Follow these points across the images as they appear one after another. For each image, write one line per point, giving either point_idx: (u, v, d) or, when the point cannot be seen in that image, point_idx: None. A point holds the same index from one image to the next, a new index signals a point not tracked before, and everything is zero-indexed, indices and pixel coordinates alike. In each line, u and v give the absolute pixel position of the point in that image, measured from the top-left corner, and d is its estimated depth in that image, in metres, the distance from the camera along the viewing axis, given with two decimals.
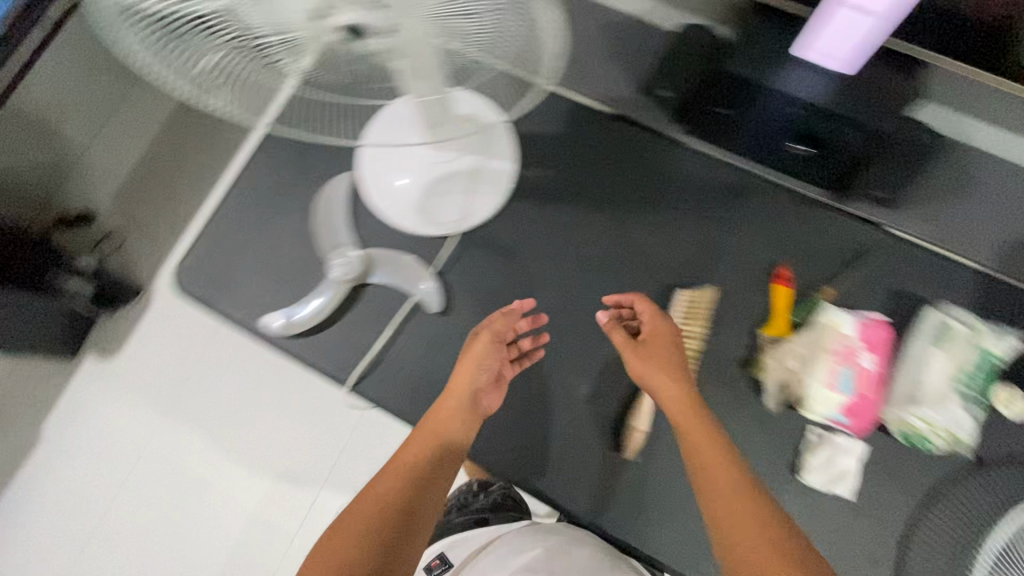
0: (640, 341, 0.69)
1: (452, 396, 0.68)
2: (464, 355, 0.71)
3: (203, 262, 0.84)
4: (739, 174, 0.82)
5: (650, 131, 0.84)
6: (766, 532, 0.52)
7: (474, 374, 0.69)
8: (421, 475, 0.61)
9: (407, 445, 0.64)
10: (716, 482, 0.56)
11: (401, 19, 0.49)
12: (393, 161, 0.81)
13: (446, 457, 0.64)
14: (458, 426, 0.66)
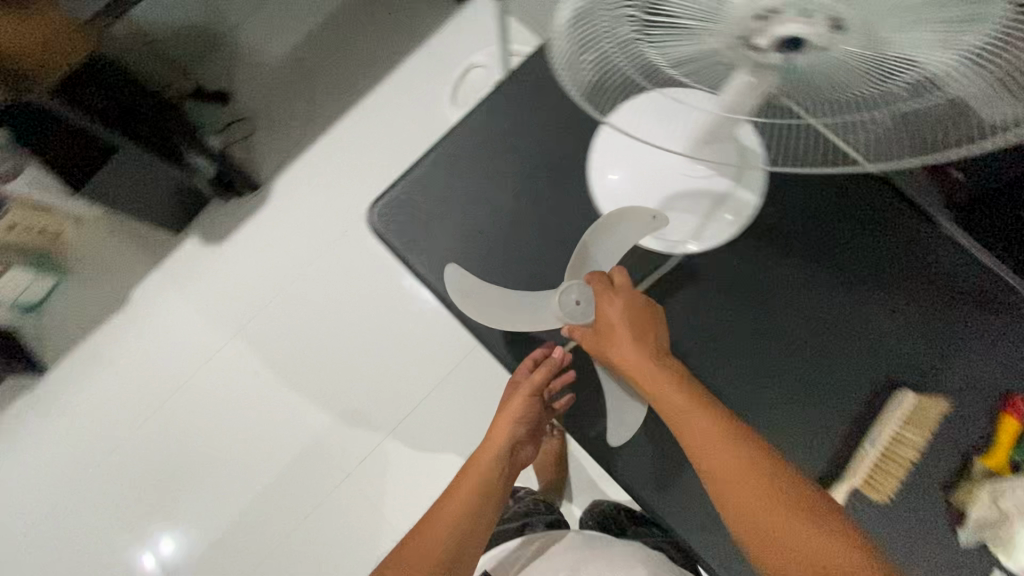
0: (618, 323, 0.70)
1: (494, 446, 0.79)
2: (504, 413, 0.81)
3: (409, 209, 0.83)
4: (1006, 284, 0.73)
5: (915, 206, 0.76)
6: (772, 508, 0.58)
7: (510, 426, 0.80)
8: (477, 516, 0.72)
9: (467, 475, 0.77)
10: (712, 457, 0.62)
11: (841, 42, 0.42)
12: (640, 163, 0.76)
13: (487, 492, 0.75)
14: (504, 469, 0.78)
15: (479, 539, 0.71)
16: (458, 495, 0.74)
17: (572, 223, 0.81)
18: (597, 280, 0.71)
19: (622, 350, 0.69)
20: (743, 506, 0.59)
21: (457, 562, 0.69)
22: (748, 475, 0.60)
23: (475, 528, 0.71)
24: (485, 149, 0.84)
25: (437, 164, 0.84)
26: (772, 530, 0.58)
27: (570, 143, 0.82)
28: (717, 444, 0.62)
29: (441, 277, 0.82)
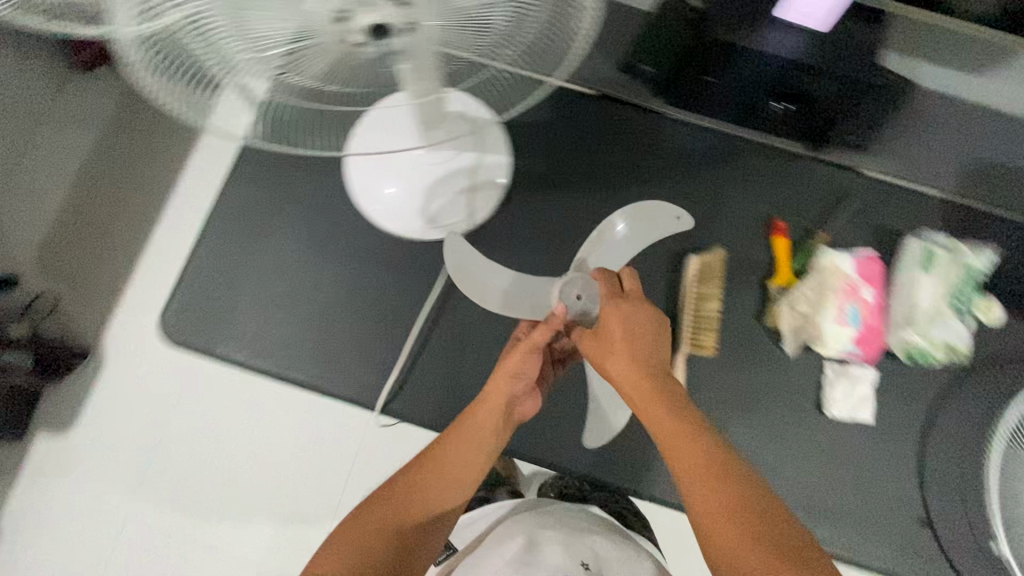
0: (619, 305, 0.61)
1: (488, 415, 0.64)
2: (507, 358, 0.66)
3: (192, 308, 0.78)
4: (725, 137, 0.86)
5: (635, 106, 0.87)
6: (728, 502, 0.49)
7: (509, 384, 0.66)
8: (463, 482, 0.62)
9: (450, 446, 0.63)
10: (682, 453, 0.52)
11: (424, 15, 0.47)
12: (390, 168, 0.79)
13: (474, 464, 0.63)
14: (499, 432, 0.65)
15: (458, 498, 0.62)
16: (442, 459, 0.62)
17: (358, 249, 0.81)
18: (603, 279, 0.65)
19: (630, 330, 0.59)
20: (705, 490, 0.50)
21: (441, 512, 0.59)
22: (704, 456, 0.52)
23: (460, 483, 0.62)
24: (243, 218, 0.80)
25: (205, 245, 0.79)
26: (743, 537, 0.47)
27: (325, 172, 0.81)
28: (672, 435, 0.54)
29: (257, 353, 0.78)
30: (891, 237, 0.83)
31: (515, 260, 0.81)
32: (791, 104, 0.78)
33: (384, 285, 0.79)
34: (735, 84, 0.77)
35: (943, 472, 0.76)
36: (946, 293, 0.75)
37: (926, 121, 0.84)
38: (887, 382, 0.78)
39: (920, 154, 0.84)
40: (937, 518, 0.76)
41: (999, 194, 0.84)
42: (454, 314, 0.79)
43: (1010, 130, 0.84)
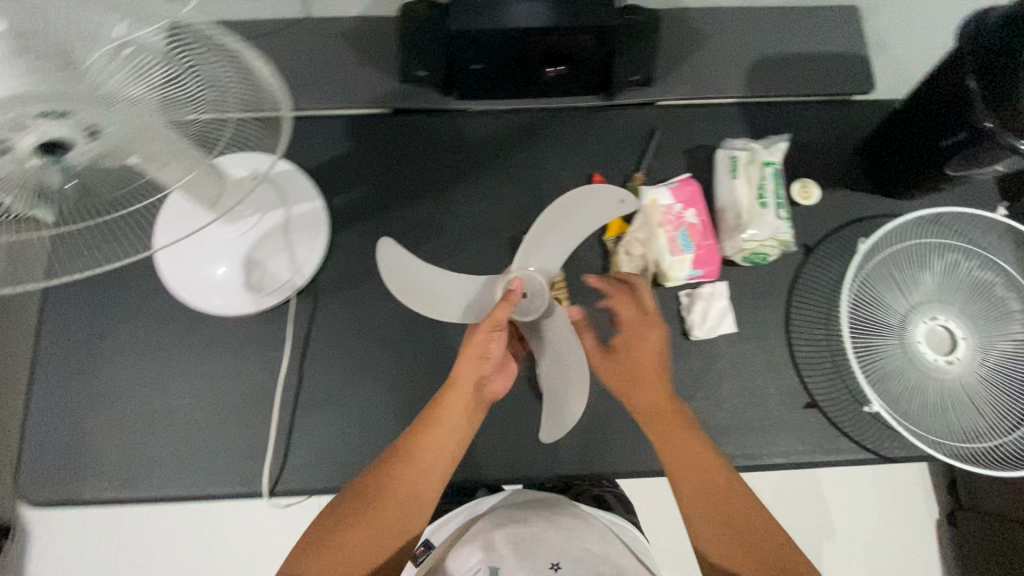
0: (646, 321, 0.72)
1: (458, 398, 0.68)
2: (467, 349, 0.69)
3: (43, 461, 0.74)
4: (524, 113, 0.88)
5: (430, 111, 0.87)
6: (718, 506, 0.59)
7: (476, 365, 0.69)
8: (438, 478, 0.64)
9: (423, 438, 0.65)
10: (693, 471, 0.61)
11: (98, 119, 0.45)
12: (199, 252, 0.76)
13: (449, 453, 0.66)
14: (471, 414, 0.69)
15: (435, 494, 0.64)
16: (416, 453, 0.64)
17: (200, 341, 0.78)
18: (509, 302, 0.70)
19: (641, 357, 0.70)
20: (699, 492, 0.60)
21: (417, 505, 0.63)
22: (703, 459, 0.62)
23: (437, 473, 0.64)
24: (71, 351, 0.77)
25: (40, 395, 0.76)
26: (717, 528, 0.58)
27: (144, 281, 0.79)
28: (684, 453, 0.63)
29: (125, 483, 0.74)
30: (702, 155, 0.86)
31: (362, 298, 0.81)
32: (563, 64, 0.79)
33: (238, 369, 0.78)
34: (502, 63, 0.78)
35: (810, 354, 0.80)
36: (758, 191, 0.78)
37: (700, 36, 0.87)
38: (739, 290, 0.81)
39: (705, 68, 0.87)
40: (819, 398, 0.79)
41: (787, 83, 0.87)
42: (317, 372, 0.78)
43: (775, 22, 0.88)
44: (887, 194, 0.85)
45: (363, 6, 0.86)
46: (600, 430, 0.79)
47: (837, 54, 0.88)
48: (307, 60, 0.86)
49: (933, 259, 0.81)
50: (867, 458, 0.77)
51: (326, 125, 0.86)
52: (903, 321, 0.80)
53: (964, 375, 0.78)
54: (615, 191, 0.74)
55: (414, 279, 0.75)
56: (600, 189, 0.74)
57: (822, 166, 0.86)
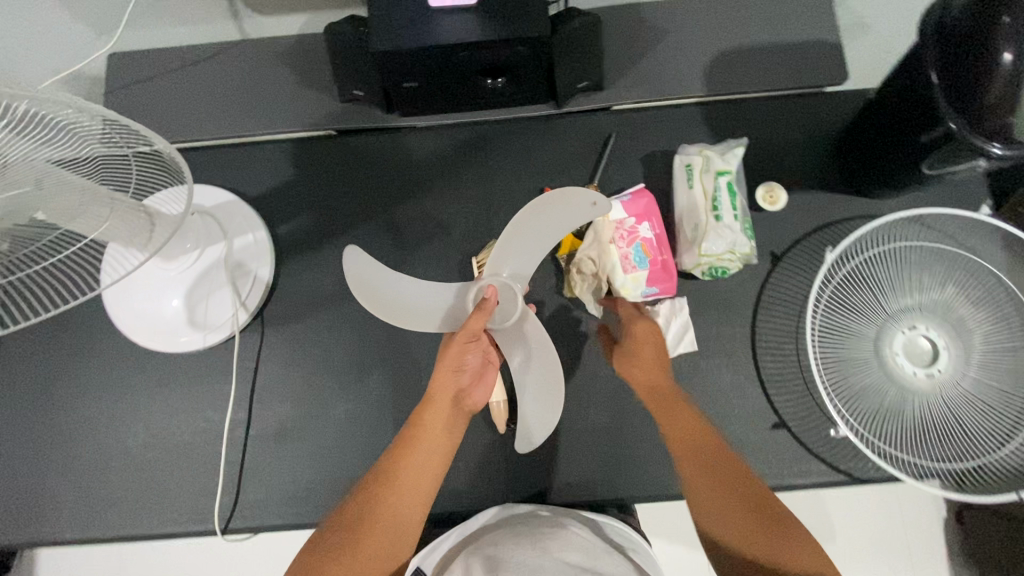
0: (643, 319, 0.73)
1: (438, 411, 0.65)
2: (443, 362, 0.67)
3: (5, 504, 0.75)
4: (471, 127, 0.84)
5: (374, 131, 0.84)
6: (733, 503, 0.56)
7: (452, 378, 0.67)
8: (420, 497, 0.62)
9: (403, 458, 0.63)
10: (695, 451, 0.61)
11: None
12: (141, 291, 0.75)
13: (432, 471, 0.63)
14: (451, 429, 0.67)
15: (420, 513, 0.62)
16: (398, 475, 0.61)
17: (150, 379, 0.78)
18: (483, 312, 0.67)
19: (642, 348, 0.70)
20: (713, 492, 0.58)
21: (402, 530, 0.60)
22: (708, 453, 0.61)
23: (420, 494, 0.62)
24: (28, 394, 0.78)
25: (0, 438, 0.77)
26: (750, 529, 0.54)
27: (95, 319, 0.79)
28: (684, 437, 0.63)
29: (83, 524, 0.74)
30: (660, 162, 0.81)
31: (309, 328, 0.79)
32: (502, 76, 0.75)
33: (188, 406, 0.77)
34: (438, 79, 0.74)
35: (779, 371, 0.75)
36: (714, 201, 0.73)
37: (654, 33, 0.81)
38: (700, 305, 0.77)
39: (660, 68, 0.81)
40: (787, 416, 0.74)
41: (751, 77, 0.81)
42: (265, 407, 0.77)
43: (736, 12, 0.82)
44: (863, 194, 0.79)
45: (299, 25, 0.83)
46: (557, 459, 0.75)
47: (807, 42, 0.81)
48: (246, 85, 0.83)
49: (912, 263, 0.75)
50: (841, 481, 0.72)
51: (269, 151, 0.84)
52: (880, 331, 0.74)
53: (945, 389, 0.72)
54: (586, 194, 0.66)
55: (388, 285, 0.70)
56: (568, 194, 0.66)
57: (791, 167, 0.80)
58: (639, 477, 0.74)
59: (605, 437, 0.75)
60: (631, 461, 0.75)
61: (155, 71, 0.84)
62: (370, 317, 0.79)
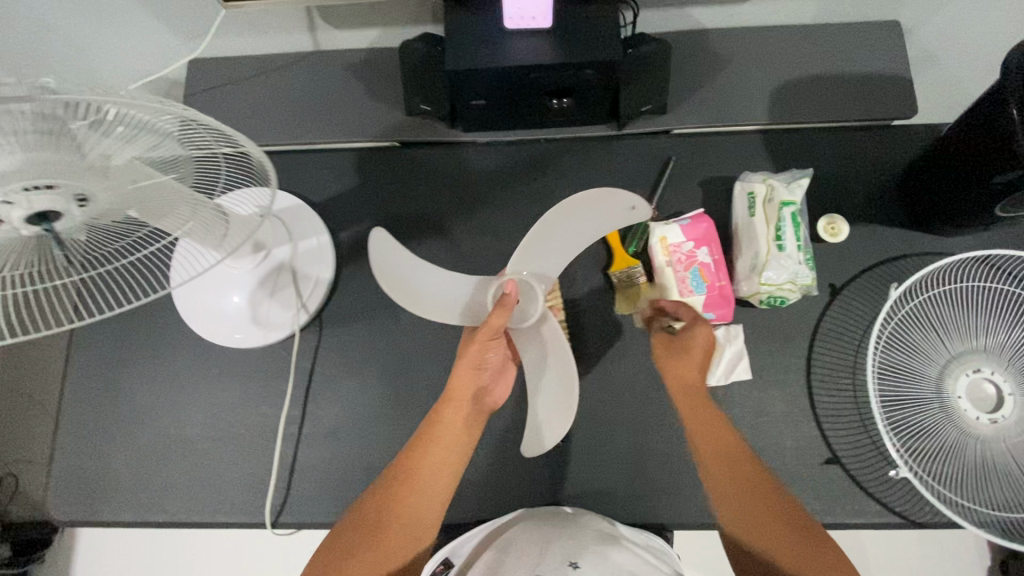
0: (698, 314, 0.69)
1: (456, 409, 0.67)
2: (466, 360, 0.67)
3: (67, 483, 0.78)
4: (531, 144, 0.86)
5: (437, 143, 0.86)
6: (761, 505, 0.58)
7: (474, 376, 0.68)
8: (437, 492, 0.64)
9: (420, 455, 0.65)
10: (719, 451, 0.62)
11: (85, 187, 0.47)
12: (211, 288, 0.79)
13: (450, 466, 0.66)
14: (471, 425, 0.68)
15: (439, 508, 0.64)
16: (416, 472, 0.64)
17: (211, 372, 0.81)
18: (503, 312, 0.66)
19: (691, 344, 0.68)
20: (730, 487, 0.60)
21: (422, 523, 0.63)
22: (724, 438, 0.63)
23: (438, 489, 0.64)
24: (96, 379, 0.81)
25: (67, 419, 0.80)
26: (766, 518, 0.57)
27: (162, 311, 0.83)
28: (706, 438, 0.64)
29: (140, 508, 0.77)
30: (720, 188, 0.81)
31: (364, 332, 0.81)
32: (568, 97, 0.76)
33: (245, 401, 0.80)
34: (505, 98, 0.76)
35: (834, 406, 0.74)
36: (777, 231, 0.72)
37: (720, 59, 0.81)
38: (755, 333, 0.76)
39: (725, 95, 0.81)
40: (841, 452, 0.73)
41: (816, 108, 0.80)
42: (319, 406, 0.79)
43: (806, 41, 0.81)
44: (928, 231, 0.78)
45: (369, 39, 0.85)
46: (603, 481, 0.75)
47: (877, 75, 0.80)
48: (317, 94, 0.86)
49: (979, 305, 0.73)
50: (896, 523, 0.71)
51: (335, 159, 0.87)
52: (942, 372, 0.73)
53: (1010, 436, 0.70)
54: (625, 199, 0.69)
55: (410, 271, 0.71)
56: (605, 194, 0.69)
57: (853, 200, 0.79)
58: (684, 502, 0.74)
59: (651, 460, 0.75)
60: (677, 486, 0.74)
61: (231, 77, 0.87)
62: (424, 325, 0.81)
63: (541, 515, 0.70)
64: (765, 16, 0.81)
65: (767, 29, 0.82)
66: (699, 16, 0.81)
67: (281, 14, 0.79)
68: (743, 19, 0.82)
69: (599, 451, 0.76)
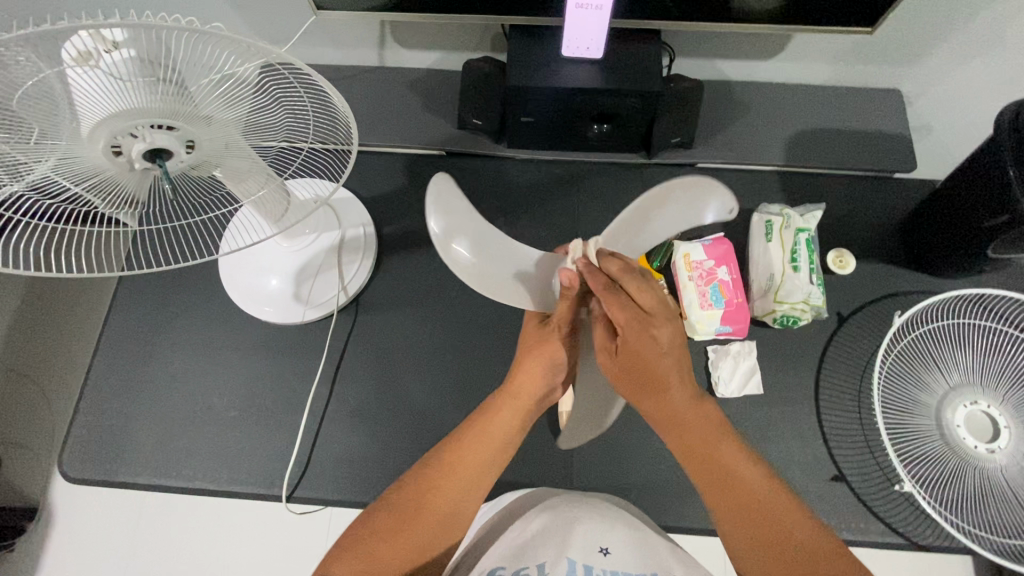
0: (649, 334, 0.60)
1: (516, 412, 0.66)
2: (535, 357, 0.68)
3: (89, 439, 0.79)
4: (566, 165, 0.93)
5: (480, 156, 0.94)
6: (726, 486, 0.57)
7: (543, 377, 0.68)
8: (478, 485, 0.62)
9: (464, 450, 0.63)
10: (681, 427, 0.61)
11: (197, 134, 0.53)
12: (257, 266, 0.83)
13: (494, 467, 0.63)
14: (525, 429, 0.67)
15: (477, 504, 0.61)
16: (456, 464, 0.61)
17: (245, 345, 0.83)
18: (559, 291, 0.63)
19: (655, 366, 0.60)
20: (708, 479, 0.58)
21: (456, 517, 0.60)
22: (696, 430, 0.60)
23: (481, 482, 0.62)
24: (131, 342, 0.84)
25: (97, 378, 0.82)
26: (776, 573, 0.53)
27: (205, 285, 0.86)
28: (670, 422, 0.61)
29: (157, 471, 0.78)
30: (739, 219, 0.88)
31: (397, 319, 0.85)
32: (607, 122, 0.85)
33: (275, 376, 0.82)
34: (551, 118, 0.84)
35: (841, 427, 0.78)
36: (792, 255, 0.79)
37: (742, 107, 0.91)
38: (768, 351, 0.81)
39: (746, 136, 0.90)
40: (847, 471, 0.76)
41: (827, 156, 0.89)
42: (347, 386, 0.82)
43: (818, 99, 0.91)
44: (926, 271, 0.85)
45: (429, 61, 0.94)
46: (620, 481, 0.77)
47: (881, 133, 0.90)
48: (375, 100, 0.93)
49: (974, 340, 0.79)
50: (899, 543, 0.73)
51: (385, 162, 0.94)
52: (942, 401, 0.78)
53: (1005, 464, 0.74)
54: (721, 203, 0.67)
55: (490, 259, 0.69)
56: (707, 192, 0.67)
57: (857, 240, 0.87)
58: (696, 509, 0.75)
59: (668, 464, 0.77)
60: (690, 493, 0.76)
61: None
62: (456, 318, 0.85)
63: (565, 497, 0.69)
64: (783, 75, 0.91)
65: (784, 85, 0.92)
66: (726, 68, 0.91)
67: (356, 30, 0.88)
68: (764, 75, 0.92)
69: (615, 453, 0.78)
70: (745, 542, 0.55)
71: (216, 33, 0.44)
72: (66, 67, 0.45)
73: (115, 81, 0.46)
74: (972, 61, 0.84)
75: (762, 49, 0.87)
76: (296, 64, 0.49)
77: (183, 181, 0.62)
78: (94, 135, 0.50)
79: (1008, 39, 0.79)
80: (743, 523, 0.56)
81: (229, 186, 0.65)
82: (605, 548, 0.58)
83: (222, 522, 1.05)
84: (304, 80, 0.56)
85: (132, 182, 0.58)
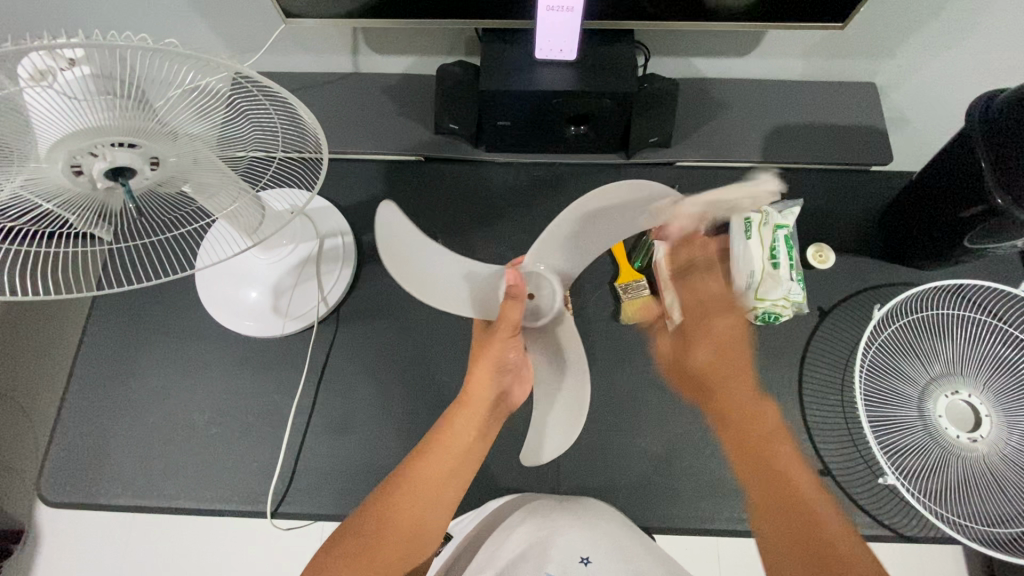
0: (707, 326, 0.75)
1: (469, 421, 0.67)
2: (481, 362, 0.69)
3: (68, 461, 0.78)
4: (545, 168, 0.93)
5: (458, 160, 0.93)
6: (784, 492, 0.60)
7: (489, 382, 0.69)
8: (441, 500, 0.62)
9: (426, 462, 0.63)
10: (754, 432, 0.65)
11: (161, 151, 0.52)
12: (233, 280, 0.82)
13: (459, 476, 0.64)
14: (484, 433, 0.68)
15: (444, 517, 0.62)
16: (419, 478, 0.62)
17: (225, 359, 0.82)
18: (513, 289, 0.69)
19: (701, 367, 0.72)
20: (764, 477, 0.61)
21: (424, 530, 0.60)
22: (771, 440, 0.64)
23: (441, 497, 0.62)
24: (109, 361, 0.82)
25: (76, 398, 0.81)
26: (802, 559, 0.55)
27: (183, 299, 0.85)
28: (747, 422, 0.66)
29: (139, 492, 0.76)
30: None
31: (379, 328, 0.84)
32: (584, 124, 0.84)
33: (257, 390, 0.81)
34: (527, 120, 0.84)
35: (825, 421, 0.78)
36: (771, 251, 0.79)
37: (719, 104, 0.91)
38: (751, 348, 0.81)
39: (725, 133, 0.90)
40: (832, 465, 0.76)
41: (804, 150, 0.90)
42: (330, 398, 0.81)
43: (794, 94, 0.91)
44: (906, 263, 0.85)
45: (404, 66, 0.93)
46: (609, 483, 0.76)
47: (857, 126, 0.90)
48: (351, 107, 0.92)
49: (953, 330, 0.80)
50: (885, 536, 0.74)
51: (363, 169, 0.93)
52: (925, 393, 0.78)
53: (988, 453, 0.75)
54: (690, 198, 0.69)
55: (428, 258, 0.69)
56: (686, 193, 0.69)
57: (836, 235, 0.88)
58: (684, 510, 0.75)
59: (654, 465, 0.77)
60: (679, 493, 0.76)
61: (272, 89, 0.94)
62: (439, 325, 0.84)
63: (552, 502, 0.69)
64: (759, 71, 0.91)
65: (761, 81, 0.92)
66: (702, 66, 0.91)
67: (328, 36, 0.87)
68: (740, 72, 0.92)
69: (603, 455, 0.78)
70: (785, 546, 0.56)
71: (175, 50, 0.44)
72: (23, 87, 0.44)
73: (71, 100, 0.45)
74: (944, 53, 0.84)
75: (738, 45, 0.87)
76: (257, 77, 0.48)
77: (151, 198, 0.61)
78: (53, 157, 0.49)
79: (978, 31, 0.80)
80: (783, 529, 0.57)
81: (198, 201, 0.64)
82: (586, 558, 0.63)
83: (210, 539, 1.04)
84: (270, 93, 0.56)
85: (98, 202, 0.57)
